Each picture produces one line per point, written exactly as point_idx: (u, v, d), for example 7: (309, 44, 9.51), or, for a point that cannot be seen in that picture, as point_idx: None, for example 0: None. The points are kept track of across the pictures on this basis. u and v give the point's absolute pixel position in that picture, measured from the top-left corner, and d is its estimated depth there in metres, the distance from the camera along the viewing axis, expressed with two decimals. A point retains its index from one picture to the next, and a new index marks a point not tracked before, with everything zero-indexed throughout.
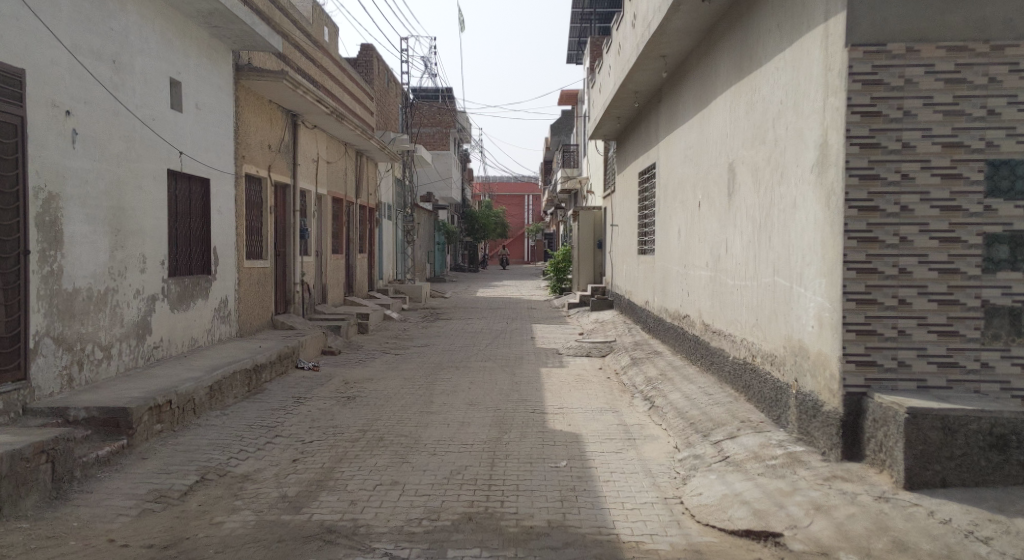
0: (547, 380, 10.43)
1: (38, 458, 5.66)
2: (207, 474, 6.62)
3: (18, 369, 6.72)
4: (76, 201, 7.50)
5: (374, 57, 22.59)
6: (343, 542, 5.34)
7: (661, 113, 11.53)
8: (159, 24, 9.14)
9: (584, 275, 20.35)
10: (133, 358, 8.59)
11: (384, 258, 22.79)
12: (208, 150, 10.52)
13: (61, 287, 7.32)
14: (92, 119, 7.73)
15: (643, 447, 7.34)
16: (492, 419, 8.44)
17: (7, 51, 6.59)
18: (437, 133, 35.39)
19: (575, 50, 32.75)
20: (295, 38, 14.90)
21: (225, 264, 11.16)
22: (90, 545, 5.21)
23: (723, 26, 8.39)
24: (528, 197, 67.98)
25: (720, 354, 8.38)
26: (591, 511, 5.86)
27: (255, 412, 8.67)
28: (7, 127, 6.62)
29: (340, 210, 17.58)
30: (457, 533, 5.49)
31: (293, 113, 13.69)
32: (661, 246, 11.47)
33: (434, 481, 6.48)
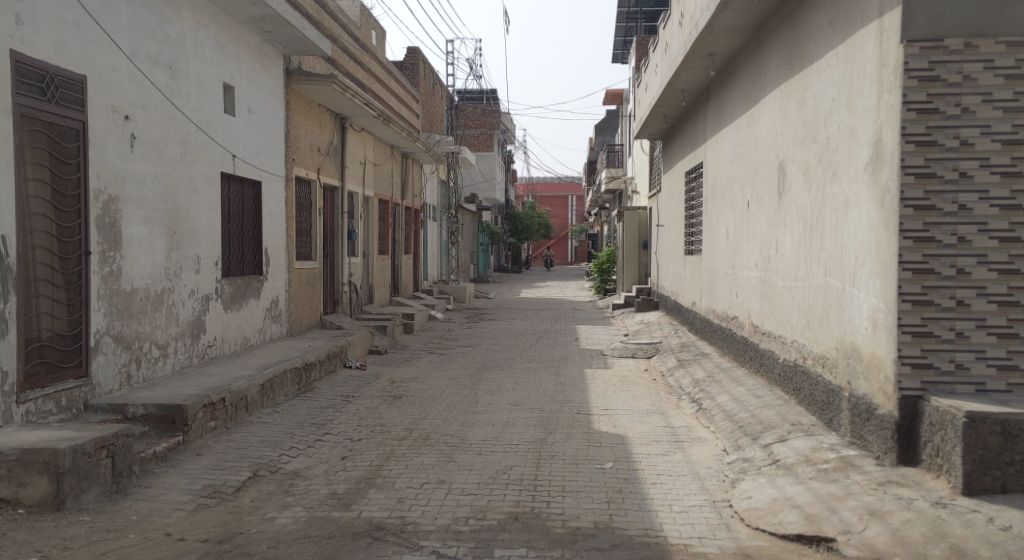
0: (593, 381, 10.41)
1: (98, 453, 5.81)
2: (258, 471, 6.74)
3: (80, 366, 6.91)
4: (134, 203, 7.69)
5: (420, 60, 22.75)
6: (391, 540, 5.40)
7: (708, 112, 11.46)
8: (213, 29, 9.32)
9: (629, 276, 20.28)
10: (188, 357, 8.76)
11: (429, 258, 22.94)
12: (260, 153, 10.70)
13: (120, 287, 7.50)
14: (149, 123, 7.92)
15: (690, 449, 7.30)
16: (537, 420, 8.46)
17: (70, 58, 6.77)
18: (482, 134, 35.49)
19: (619, 50, 32.68)
20: (343, 42, 15.10)
21: (276, 265, 11.34)
22: (147, 539, 5.34)
23: (773, 23, 8.31)
24: (572, 197, 67.90)
25: (769, 357, 8.30)
26: (638, 513, 5.85)
27: (304, 411, 8.79)
28: (69, 131, 6.81)
29: (386, 211, 17.74)
30: (503, 533, 5.51)
31: (341, 116, 13.85)
32: (709, 246, 11.37)
33: (480, 480, 6.53)
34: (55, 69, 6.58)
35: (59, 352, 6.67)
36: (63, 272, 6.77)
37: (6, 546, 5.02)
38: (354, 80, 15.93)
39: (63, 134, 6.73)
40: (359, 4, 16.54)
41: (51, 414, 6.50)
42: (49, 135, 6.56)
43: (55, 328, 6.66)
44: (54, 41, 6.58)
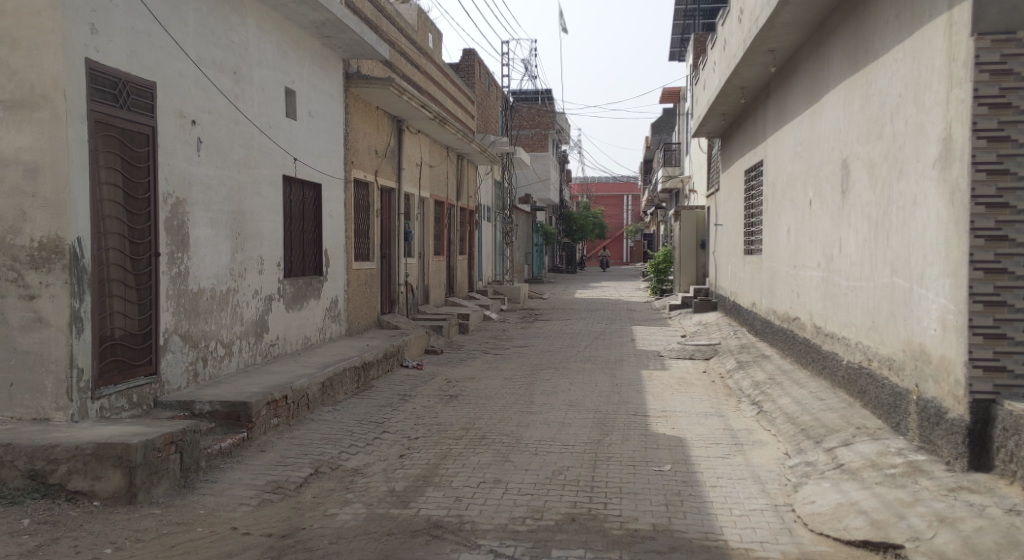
0: (649, 382, 10.35)
1: (168, 449, 5.96)
2: (319, 467, 6.85)
3: (150, 363, 7.11)
4: (201, 205, 7.89)
5: (476, 62, 22.85)
6: (449, 538, 5.44)
7: (768, 110, 11.30)
8: (275, 35, 9.51)
9: (686, 275, 20.07)
10: (252, 355, 8.95)
11: (483, 259, 23.05)
12: (320, 156, 10.88)
13: (187, 287, 7.70)
14: (215, 127, 8.11)
15: (751, 452, 7.20)
16: (594, 421, 8.44)
17: (141, 65, 6.97)
18: (536, 134, 35.51)
19: (677, 48, 32.45)
20: (400, 45, 15.26)
21: (336, 266, 11.52)
22: (215, 532, 5.46)
23: (836, 18, 8.16)
24: (628, 197, 67.59)
25: (833, 359, 8.15)
26: (697, 516, 5.80)
27: (363, 409, 8.91)
28: (140, 136, 7.00)
29: (441, 212, 17.88)
30: (561, 533, 5.52)
31: (398, 118, 13.99)
32: (769, 246, 11.22)
33: (537, 480, 6.54)
34: (127, 76, 6.78)
35: (130, 350, 6.87)
36: (134, 272, 6.96)
37: (82, 538, 5.18)
38: (411, 83, 16.09)
39: (134, 139, 6.92)
40: (416, 7, 16.70)
41: (124, 410, 6.69)
42: (122, 140, 6.76)
43: (127, 326, 6.86)
44: (126, 49, 6.77)
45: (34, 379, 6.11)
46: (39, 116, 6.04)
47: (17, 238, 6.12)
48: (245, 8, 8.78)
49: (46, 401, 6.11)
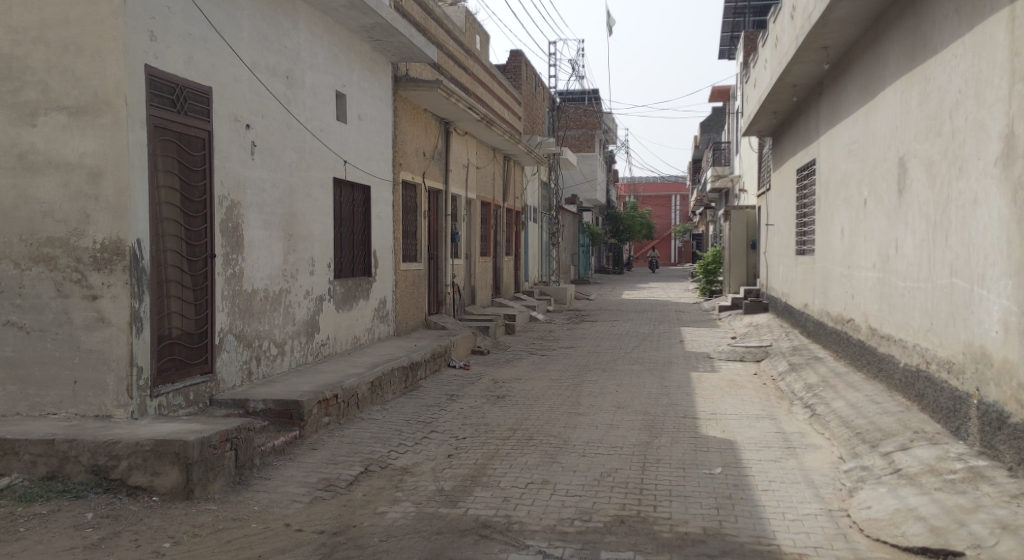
0: (699, 384, 10.24)
1: (223, 446, 6.08)
2: (369, 466, 6.91)
3: (206, 362, 7.26)
4: (255, 208, 8.03)
5: (523, 63, 22.88)
6: (498, 538, 5.45)
7: (821, 109, 11.13)
8: (327, 39, 9.63)
9: (736, 276, 19.82)
10: (304, 355, 9.07)
11: (530, 260, 23.06)
12: (369, 158, 10.99)
13: (242, 288, 7.85)
14: (268, 131, 8.25)
15: (804, 456, 7.08)
16: (642, 423, 8.38)
17: (198, 71, 7.11)
18: (583, 134, 35.42)
19: (726, 46, 32.15)
20: (447, 48, 15.34)
21: (384, 267, 11.62)
22: (268, 528, 5.54)
23: (893, 14, 8.01)
24: (676, 197, 67.09)
25: (889, 361, 8.00)
26: (749, 520, 5.73)
27: (412, 408, 8.97)
28: (196, 140, 7.14)
29: (488, 213, 17.94)
30: (610, 535, 5.49)
31: (446, 120, 14.07)
32: (822, 245, 11.03)
33: (584, 482, 6.51)
34: (184, 82, 6.92)
35: (187, 349, 7.01)
36: (191, 273, 7.11)
37: (142, 532, 5.28)
38: (458, 85, 16.16)
39: (191, 143, 7.06)
40: (463, 9, 16.77)
41: (181, 407, 6.84)
42: (179, 144, 6.90)
43: (184, 326, 7.01)
44: (184, 55, 6.90)
45: (96, 376, 6.26)
46: (101, 122, 6.18)
47: (80, 240, 6.25)
48: (297, 13, 8.90)
49: (108, 398, 6.25)
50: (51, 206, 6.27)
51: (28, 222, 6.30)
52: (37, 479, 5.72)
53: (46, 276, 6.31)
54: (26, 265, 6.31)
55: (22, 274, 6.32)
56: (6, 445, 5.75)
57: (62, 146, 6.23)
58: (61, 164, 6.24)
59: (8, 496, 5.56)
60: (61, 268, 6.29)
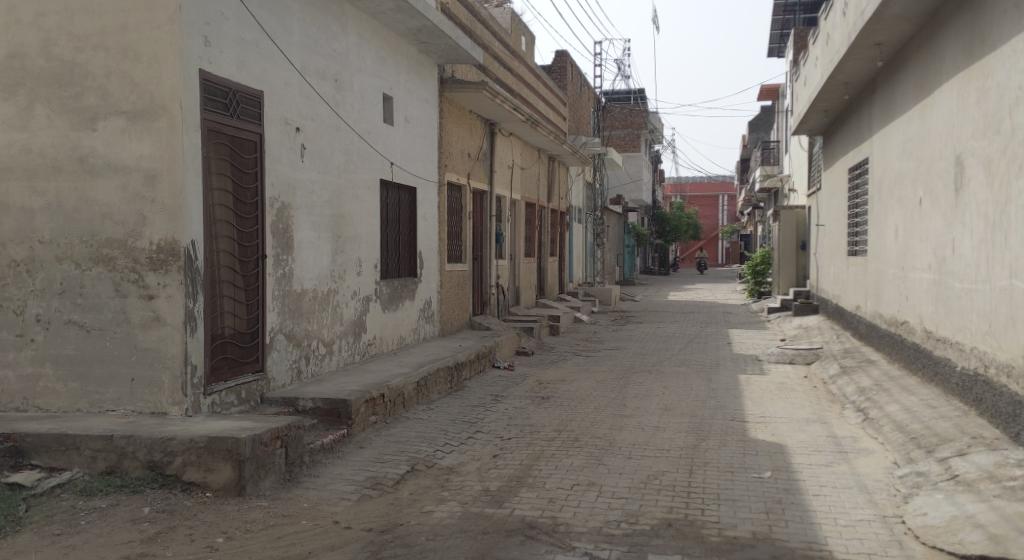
0: (747, 387, 10.11)
1: (274, 443, 6.16)
2: (415, 465, 6.95)
3: (257, 361, 7.38)
4: (304, 210, 8.14)
5: (568, 63, 22.83)
6: (544, 539, 5.44)
7: (874, 107, 10.93)
8: (374, 42, 9.71)
9: (785, 277, 19.53)
10: (351, 354, 9.16)
11: (574, 260, 23.00)
12: (416, 160, 11.07)
13: (292, 288, 7.96)
14: (318, 134, 8.36)
15: (856, 461, 6.95)
16: (689, 425, 8.30)
17: (250, 76, 7.22)
18: (629, 134, 35.22)
19: (776, 43, 31.77)
20: (493, 49, 15.38)
21: (429, 267, 11.68)
22: (318, 525, 5.60)
23: (950, 10, 7.84)
24: (723, 197, 66.48)
25: (945, 364, 7.82)
26: (800, 525, 5.64)
27: (457, 409, 9.00)
28: (248, 143, 7.26)
29: (533, 214, 17.95)
30: (656, 538, 5.45)
31: (491, 121, 14.11)
32: (875, 246, 10.83)
33: (631, 484, 6.47)
34: (237, 86, 7.03)
35: (239, 348, 7.13)
36: (243, 274, 7.22)
37: (196, 526, 5.37)
38: (504, 85, 16.19)
39: (243, 146, 7.18)
40: (509, 10, 16.80)
41: (233, 405, 6.97)
42: (232, 147, 7.01)
43: (236, 326, 7.13)
44: (236, 60, 7.02)
45: (152, 374, 6.39)
46: (158, 126, 6.31)
47: (137, 241, 6.38)
48: (346, 16, 8.99)
49: (164, 395, 6.38)
50: (110, 207, 6.40)
51: (88, 224, 6.43)
52: (96, 474, 5.84)
53: (105, 276, 6.44)
54: (86, 265, 6.45)
55: (83, 274, 6.46)
56: (67, 440, 5.87)
57: (120, 150, 6.36)
58: (119, 168, 6.37)
59: (69, 489, 5.68)
60: (120, 268, 6.42)
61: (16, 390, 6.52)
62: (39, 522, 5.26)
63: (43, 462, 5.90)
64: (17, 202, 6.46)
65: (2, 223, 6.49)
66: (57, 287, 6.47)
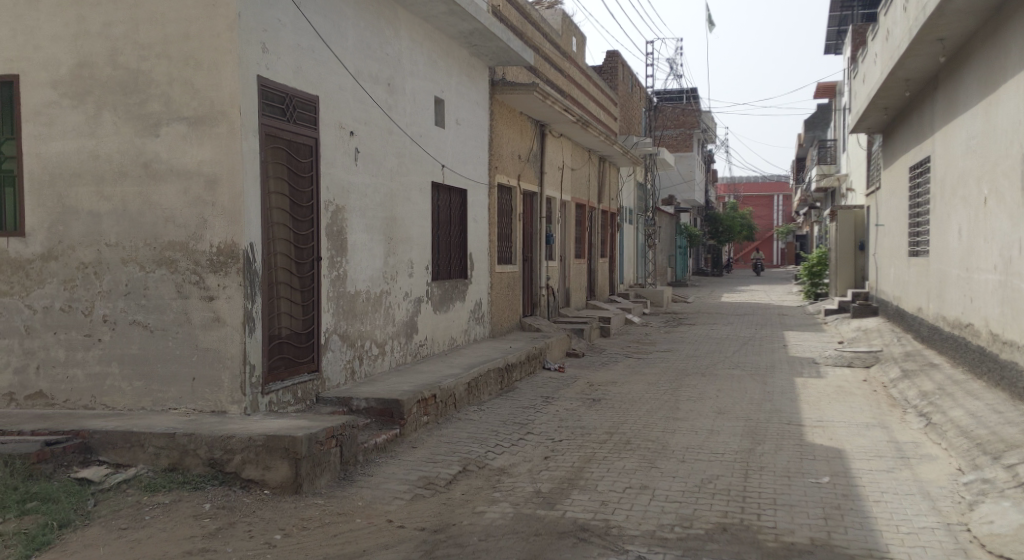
0: (804, 390, 9.93)
1: (329, 442, 6.23)
2: (467, 465, 6.96)
3: (312, 361, 7.47)
4: (358, 213, 8.23)
5: (619, 63, 22.69)
6: (597, 541, 5.41)
7: (936, 103, 10.65)
8: (427, 46, 9.77)
9: (843, 278, 19.15)
10: (403, 354, 9.22)
11: (625, 261, 22.84)
12: (467, 162, 11.11)
13: (346, 290, 8.04)
14: (371, 138, 8.44)
15: (919, 467, 6.77)
16: (744, 429, 8.18)
17: (306, 81, 7.32)
18: (681, 134, 34.91)
19: (833, 40, 31.24)
20: (544, 50, 15.37)
21: (480, 269, 11.70)
22: (372, 523, 5.64)
23: (1016, 3, 7.61)
24: (778, 197, 65.55)
25: (1012, 368, 7.59)
26: (860, 532, 5.51)
27: (508, 410, 9.00)
28: (304, 147, 7.35)
29: (583, 215, 17.89)
30: (711, 543, 5.37)
31: (542, 122, 14.10)
32: (938, 247, 10.55)
33: (684, 488, 6.39)
34: (293, 92, 7.13)
35: (296, 348, 7.24)
36: (298, 276, 7.33)
37: (255, 523, 5.45)
38: (555, 86, 16.17)
39: (299, 150, 7.28)
40: (560, 11, 16.78)
41: (289, 404, 7.07)
42: (288, 151, 7.11)
43: (292, 326, 7.23)
44: (293, 66, 7.12)
45: (213, 373, 6.52)
46: (218, 132, 6.43)
47: (198, 244, 6.51)
48: (399, 21, 9.06)
49: (224, 394, 6.50)
50: (172, 211, 6.54)
51: (152, 227, 6.57)
52: (160, 471, 5.96)
53: (168, 278, 6.58)
54: (150, 267, 6.59)
55: (147, 276, 6.60)
56: (132, 437, 6.00)
57: (182, 156, 6.49)
58: (181, 173, 6.50)
59: (135, 485, 5.80)
60: (181, 270, 6.55)
61: (83, 388, 6.65)
62: (107, 516, 5.38)
63: (110, 458, 6.03)
64: (85, 207, 6.60)
65: (71, 228, 6.61)
66: (122, 288, 6.61)
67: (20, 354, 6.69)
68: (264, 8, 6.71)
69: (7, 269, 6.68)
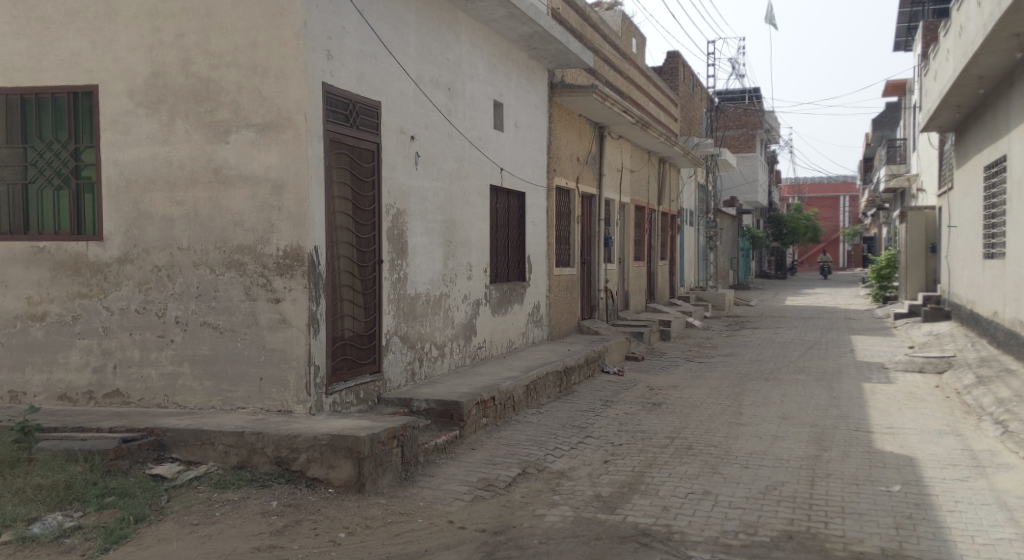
0: (873, 396, 9.68)
1: (391, 442, 6.28)
2: (526, 468, 6.95)
3: (374, 362, 7.55)
4: (418, 216, 8.29)
5: (680, 64, 22.46)
6: (658, 547, 5.34)
7: (1013, 100, 10.31)
8: (486, 50, 9.80)
9: (913, 281, 18.64)
10: (462, 356, 9.26)
11: (685, 265, 22.58)
12: (525, 165, 11.12)
13: (406, 292, 8.10)
14: (431, 143, 8.50)
15: (995, 477, 6.55)
16: (810, 435, 8.00)
17: (369, 87, 7.40)
18: (743, 135, 34.43)
19: (903, 37, 30.47)
20: (603, 52, 15.29)
21: (538, 271, 11.69)
22: (433, 524, 5.66)
23: None
24: (844, 198, 64.17)
25: None
26: (933, 542, 5.34)
27: (568, 413, 8.97)
28: (366, 153, 7.44)
29: (643, 217, 17.74)
30: (777, 551, 5.26)
31: (601, 124, 14.03)
32: (1015, 248, 10.19)
33: (748, 494, 6.27)
34: (357, 98, 7.23)
35: (358, 349, 7.33)
36: (361, 278, 7.41)
37: (320, 521, 5.51)
38: (615, 88, 16.08)
39: (362, 155, 7.37)
40: (620, 12, 16.70)
41: (353, 405, 7.16)
42: (351, 156, 7.20)
43: (355, 328, 7.32)
44: (356, 72, 7.20)
45: (279, 373, 6.63)
46: (285, 138, 6.55)
47: (266, 247, 6.63)
48: (460, 26, 9.11)
49: (289, 393, 6.61)
50: (241, 216, 6.67)
51: (222, 231, 6.70)
52: (229, 468, 6.08)
53: (237, 280, 6.71)
54: (220, 270, 6.72)
55: (217, 279, 6.74)
56: (203, 435, 6.13)
57: (251, 161, 6.61)
58: (249, 178, 6.62)
59: (206, 482, 5.91)
60: (250, 273, 6.68)
61: (157, 388, 6.81)
62: (180, 511, 5.49)
63: (182, 455, 6.16)
64: (159, 212, 6.76)
65: (146, 232, 6.79)
66: (193, 291, 6.76)
67: (98, 354, 6.87)
68: (329, 16, 6.81)
69: (86, 272, 6.88)
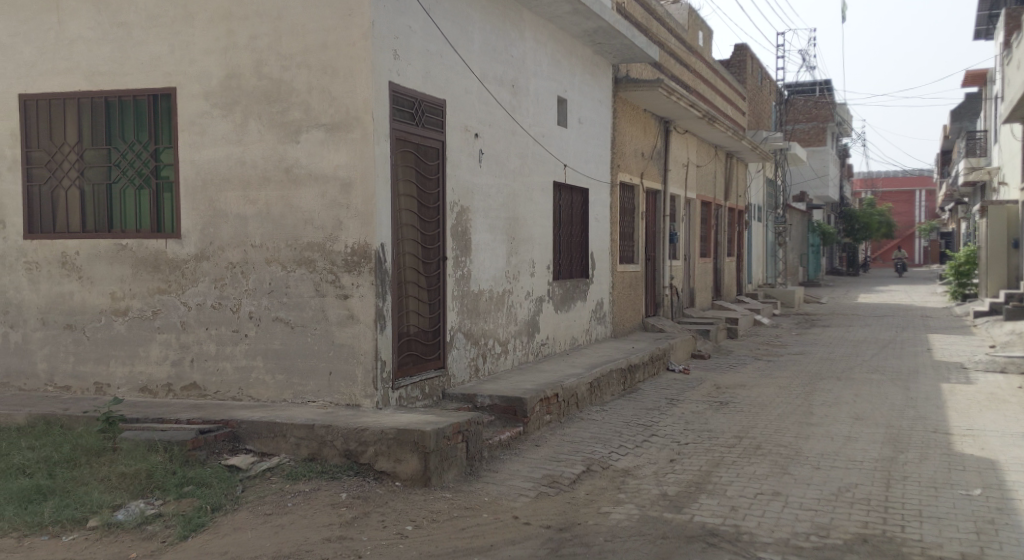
0: (952, 397, 9.36)
1: (456, 437, 6.31)
2: (590, 465, 6.91)
3: (439, 358, 7.60)
4: (482, 213, 8.32)
5: (748, 56, 22.04)
6: (727, 547, 5.25)
7: None
8: (551, 47, 9.77)
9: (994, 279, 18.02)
10: (525, 352, 9.26)
11: (753, 261, 22.18)
12: (589, 161, 11.06)
13: (470, 289, 8.13)
14: (495, 139, 8.51)
15: None
16: (885, 436, 7.78)
17: (434, 85, 7.44)
18: (813, 128, 33.65)
19: (985, 25, 29.40)
20: (669, 46, 15.09)
21: (602, 267, 11.61)
22: (498, 519, 5.67)
23: None
24: (919, 193, 62.24)
25: None
26: (1016, 548, 5.15)
27: (632, 410, 8.90)
28: (431, 151, 7.48)
29: (709, 213, 17.46)
30: (851, 554, 5.12)
31: (666, 119, 13.88)
32: None
33: (820, 496, 6.13)
34: (422, 96, 7.28)
35: (423, 345, 7.39)
36: (425, 275, 7.47)
37: (387, 513, 5.57)
38: (681, 82, 15.87)
39: (427, 153, 7.41)
40: (686, 5, 16.48)
41: (418, 399, 7.21)
42: (417, 154, 7.25)
43: (420, 324, 7.38)
44: (422, 71, 7.25)
45: (347, 368, 6.72)
46: (354, 137, 6.63)
47: (335, 244, 6.72)
48: (524, 23, 9.10)
49: (357, 388, 6.69)
50: (311, 214, 6.77)
51: (293, 229, 6.82)
52: (300, 460, 6.19)
53: (307, 277, 6.81)
54: (291, 267, 6.84)
55: (288, 276, 6.85)
56: (275, 428, 6.26)
57: (321, 160, 6.70)
58: (319, 177, 6.72)
59: (278, 473, 6.02)
60: (319, 269, 6.78)
61: (231, 381, 6.97)
62: (254, 501, 5.61)
63: (255, 447, 6.30)
64: (233, 211, 6.91)
65: (221, 230, 6.95)
66: (266, 287, 6.89)
67: (176, 348, 7.06)
68: (395, 16, 6.86)
69: (165, 269, 7.08)
